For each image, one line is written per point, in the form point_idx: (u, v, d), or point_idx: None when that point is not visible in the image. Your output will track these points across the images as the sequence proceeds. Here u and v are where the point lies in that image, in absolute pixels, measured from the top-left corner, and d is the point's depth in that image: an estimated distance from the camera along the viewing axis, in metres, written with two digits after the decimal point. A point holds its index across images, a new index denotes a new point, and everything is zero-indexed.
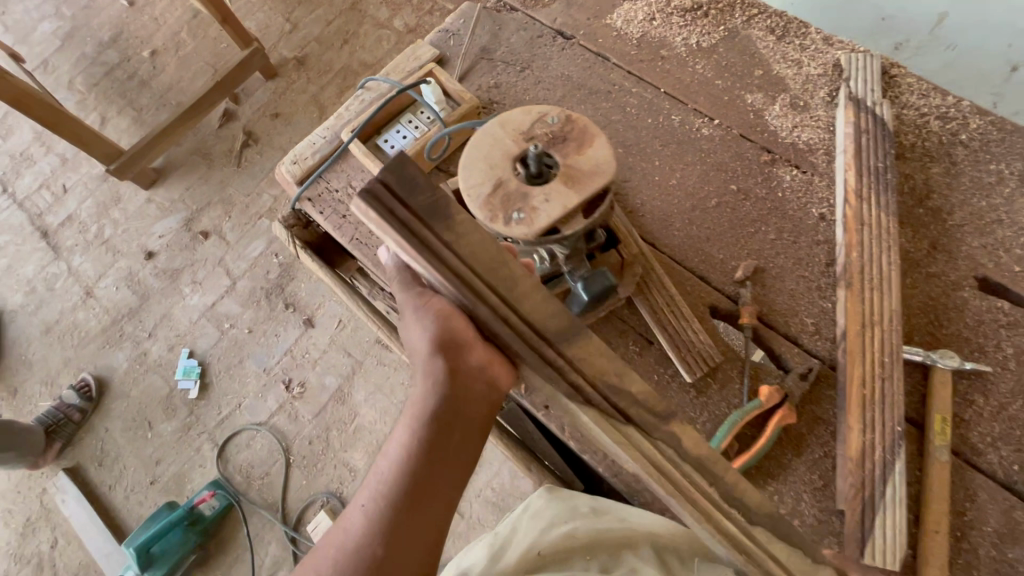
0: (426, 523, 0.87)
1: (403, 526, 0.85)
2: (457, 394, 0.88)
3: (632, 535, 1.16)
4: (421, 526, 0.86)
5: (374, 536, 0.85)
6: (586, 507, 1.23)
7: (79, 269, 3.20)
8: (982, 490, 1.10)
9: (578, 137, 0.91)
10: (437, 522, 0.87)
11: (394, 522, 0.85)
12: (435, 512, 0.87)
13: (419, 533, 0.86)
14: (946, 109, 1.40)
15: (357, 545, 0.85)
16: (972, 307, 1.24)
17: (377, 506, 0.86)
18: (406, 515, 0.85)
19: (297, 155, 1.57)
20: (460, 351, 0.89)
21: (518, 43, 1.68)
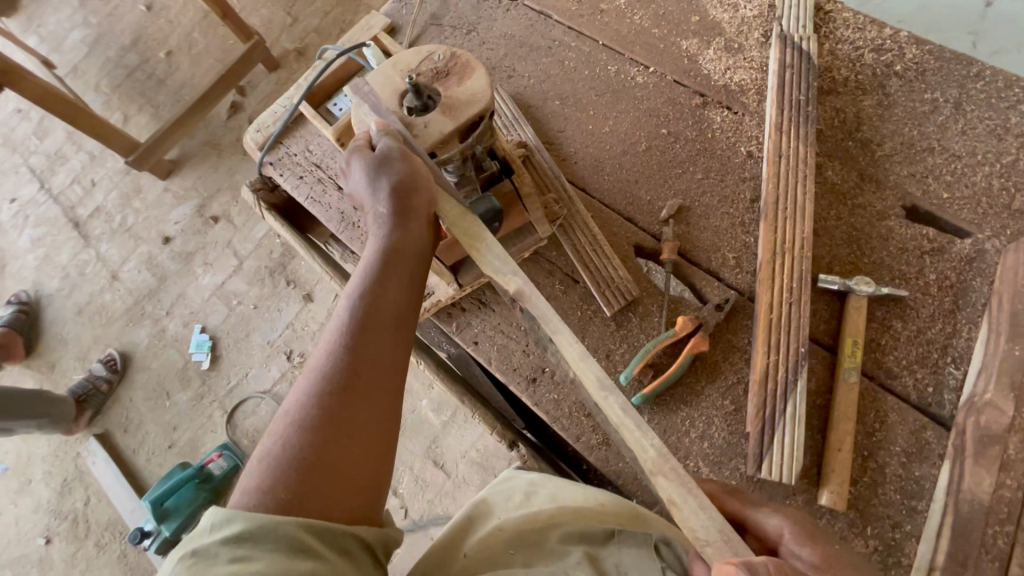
0: (388, 363, 0.89)
1: (364, 365, 0.87)
2: (410, 240, 0.96)
3: (562, 516, 1.02)
4: (382, 364, 0.89)
5: (336, 381, 0.85)
6: (520, 491, 1.09)
7: (105, 255, 3.41)
8: (893, 411, 1.10)
9: (460, 69, 0.98)
10: (396, 361, 0.91)
11: (354, 362, 0.86)
12: (396, 350, 0.91)
13: (381, 373, 0.88)
14: (881, 41, 1.38)
15: (317, 395, 0.84)
16: (897, 234, 1.23)
17: (336, 353, 0.87)
18: (359, 371, 0.86)
19: (260, 124, 1.68)
20: (410, 221, 0.96)
21: (466, 7, 1.73)
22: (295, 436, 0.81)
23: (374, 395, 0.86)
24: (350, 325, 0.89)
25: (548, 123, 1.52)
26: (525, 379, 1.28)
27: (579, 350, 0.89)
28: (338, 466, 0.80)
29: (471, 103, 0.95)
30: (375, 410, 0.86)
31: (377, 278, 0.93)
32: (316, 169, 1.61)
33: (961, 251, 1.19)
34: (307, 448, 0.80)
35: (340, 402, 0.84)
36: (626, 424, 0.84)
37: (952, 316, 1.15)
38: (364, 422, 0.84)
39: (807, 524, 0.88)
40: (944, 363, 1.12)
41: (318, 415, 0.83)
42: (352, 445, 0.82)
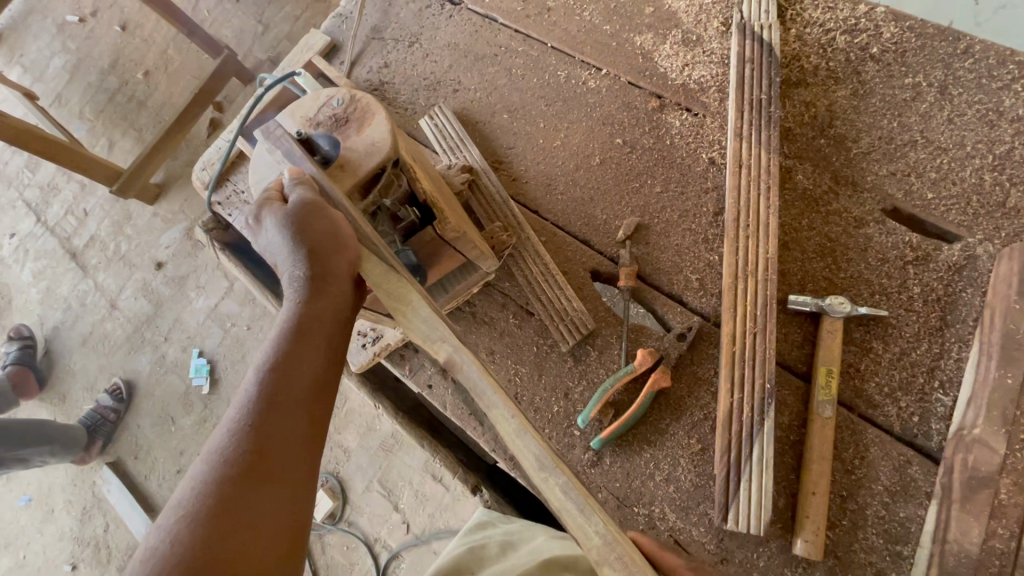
0: (306, 434, 0.73)
1: (275, 438, 0.71)
2: (332, 290, 0.84)
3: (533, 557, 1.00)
4: (300, 436, 0.73)
5: (239, 460, 0.68)
6: (497, 544, 1.08)
7: (101, 283, 2.93)
8: (874, 445, 1.01)
9: (360, 116, 0.95)
10: (318, 434, 0.75)
11: (262, 435, 0.70)
12: (319, 420, 0.76)
13: (296, 449, 0.72)
14: (855, 20, 1.23)
15: (214, 478, 0.66)
16: (876, 244, 1.11)
17: (239, 426, 0.71)
18: (272, 447, 0.70)
19: (205, 162, 1.63)
20: (329, 273, 0.85)
21: (408, 17, 1.62)
22: (182, 532, 0.61)
23: (289, 475, 0.69)
24: (258, 392, 0.74)
25: (497, 140, 1.42)
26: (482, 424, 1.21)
27: (517, 425, 0.76)
28: (236, 568, 0.61)
29: (369, 155, 0.92)
30: (293, 493, 0.69)
31: (293, 335, 0.79)
32: None
33: (949, 259, 1.06)
34: (196, 546, 0.60)
35: (243, 485, 0.66)
36: (570, 511, 0.70)
37: (939, 334, 1.03)
38: (276, 509, 0.67)
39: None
40: (930, 389, 1.01)
41: (214, 503, 0.64)
42: (258, 540, 0.63)
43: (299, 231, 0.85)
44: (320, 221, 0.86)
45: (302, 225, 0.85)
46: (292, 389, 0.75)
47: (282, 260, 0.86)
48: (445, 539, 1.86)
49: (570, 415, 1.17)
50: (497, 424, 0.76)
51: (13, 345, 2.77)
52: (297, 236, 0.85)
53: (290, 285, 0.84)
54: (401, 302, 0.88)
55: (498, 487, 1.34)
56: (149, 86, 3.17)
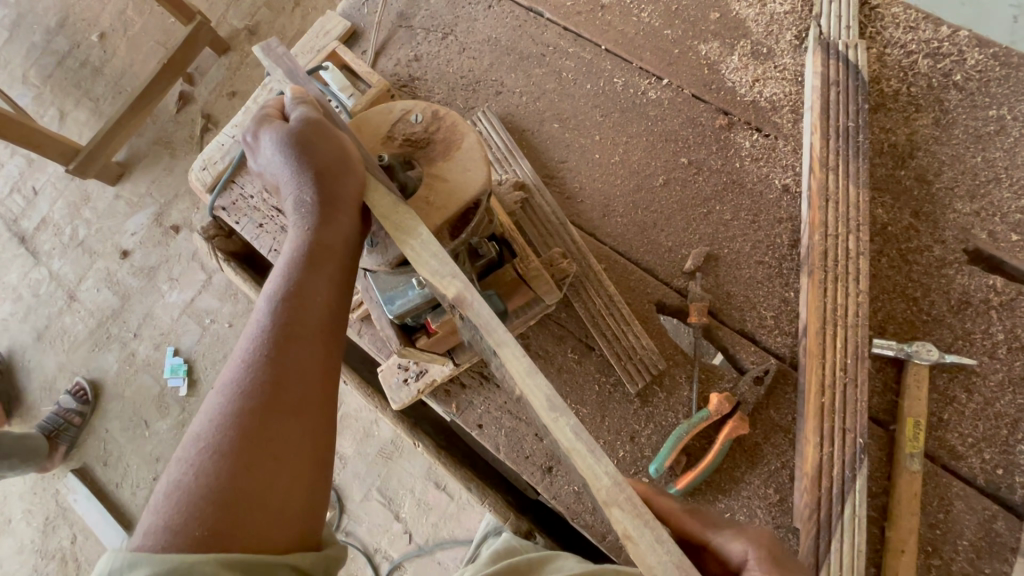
0: (323, 366, 0.69)
1: (291, 371, 0.65)
2: (342, 220, 0.73)
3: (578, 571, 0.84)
4: (315, 368, 0.68)
5: (257, 393, 0.64)
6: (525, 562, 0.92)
7: (57, 272, 2.64)
8: (959, 499, 0.98)
9: (445, 137, 0.79)
10: (332, 365, 0.70)
11: (276, 367, 0.65)
12: (334, 351, 0.71)
13: (314, 381, 0.67)
14: (937, 43, 1.17)
15: (233, 409, 0.63)
16: (959, 287, 1.07)
17: (252, 359, 0.66)
18: (284, 380, 0.65)
19: (205, 160, 1.44)
20: (333, 194, 0.72)
21: (440, 4, 1.45)
22: (208, 463, 0.60)
23: (309, 407, 0.66)
24: (270, 326, 0.67)
25: (548, 152, 1.30)
26: (539, 469, 1.12)
27: (528, 363, 0.65)
28: (263, 501, 0.59)
29: (464, 187, 0.75)
30: (311, 425, 0.65)
31: (302, 265, 0.71)
32: (278, 214, 1.37)
33: None
34: (222, 477, 0.59)
35: (261, 420, 0.62)
36: (579, 451, 0.60)
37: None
38: (297, 442, 0.63)
39: (775, 551, 0.68)
40: (1014, 440, 0.99)
41: (233, 434, 0.61)
42: (281, 472, 0.61)
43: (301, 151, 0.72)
44: (326, 142, 0.73)
45: (304, 145, 0.72)
46: (303, 317, 0.68)
47: (280, 180, 0.76)
48: (451, 549, 1.75)
49: (637, 460, 1.10)
50: (505, 362, 0.65)
51: None
52: (300, 158, 0.72)
53: (295, 210, 0.73)
54: (408, 232, 0.72)
55: (547, 528, 1.26)
56: (107, 51, 2.82)
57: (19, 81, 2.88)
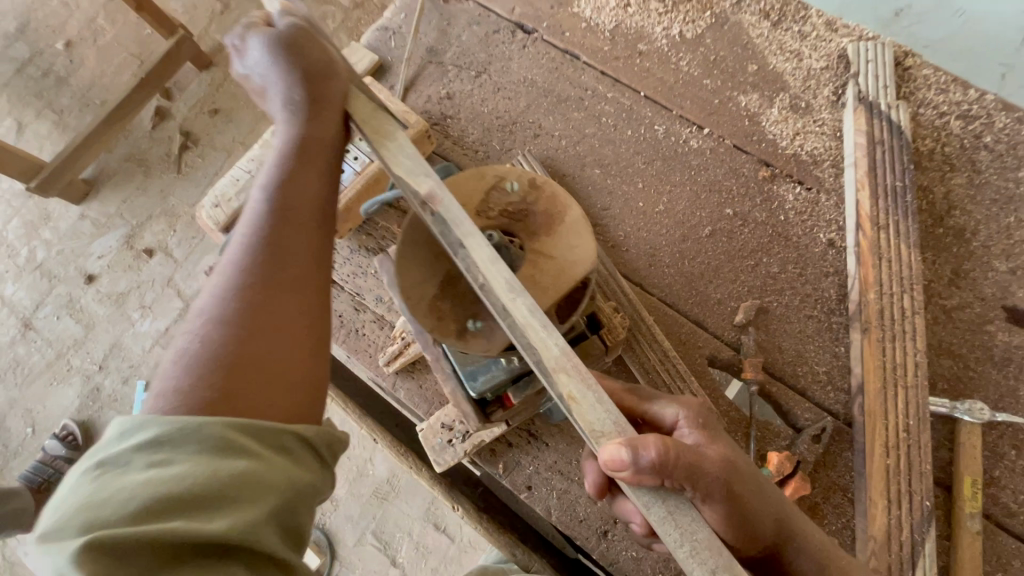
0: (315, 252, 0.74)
1: (286, 254, 0.70)
2: (328, 119, 0.78)
3: None
4: (310, 254, 0.73)
5: (254, 272, 0.68)
6: None
7: (12, 299, 2.70)
8: (1015, 557, 0.99)
9: (546, 209, 0.74)
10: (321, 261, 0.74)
11: (274, 249, 0.70)
12: (326, 243, 0.76)
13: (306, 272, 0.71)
14: (968, 105, 1.21)
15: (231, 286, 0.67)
16: (1001, 344, 1.10)
17: (252, 242, 0.70)
18: (280, 256, 0.70)
19: (218, 196, 1.33)
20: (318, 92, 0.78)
21: (471, 41, 1.42)
22: (213, 333, 0.64)
23: (304, 292, 0.70)
24: (265, 215, 0.72)
25: (589, 198, 1.27)
26: (595, 533, 1.07)
27: (490, 251, 0.65)
28: (265, 367, 0.63)
29: (577, 268, 0.70)
30: (306, 306, 0.70)
31: (294, 164, 0.76)
32: None
33: None
34: (229, 348, 0.63)
35: (263, 296, 0.67)
36: (533, 324, 0.60)
37: None
38: (295, 318, 0.68)
39: (698, 418, 0.76)
40: None
41: (237, 306, 0.66)
42: (280, 342, 0.65)
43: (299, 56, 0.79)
44: (312, 46, 0.79)
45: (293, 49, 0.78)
46: (296, 206, 0.73)
47: (267, 81, 0.81)
48: None
49: None
50: (467, 249, 0.65)
51: None
52: (289, 61, 0.78)
53: (284, 112, 0.79)
54: (383, 135, 0.74)
55: None
56: (73, 60, 2.80)
57: None
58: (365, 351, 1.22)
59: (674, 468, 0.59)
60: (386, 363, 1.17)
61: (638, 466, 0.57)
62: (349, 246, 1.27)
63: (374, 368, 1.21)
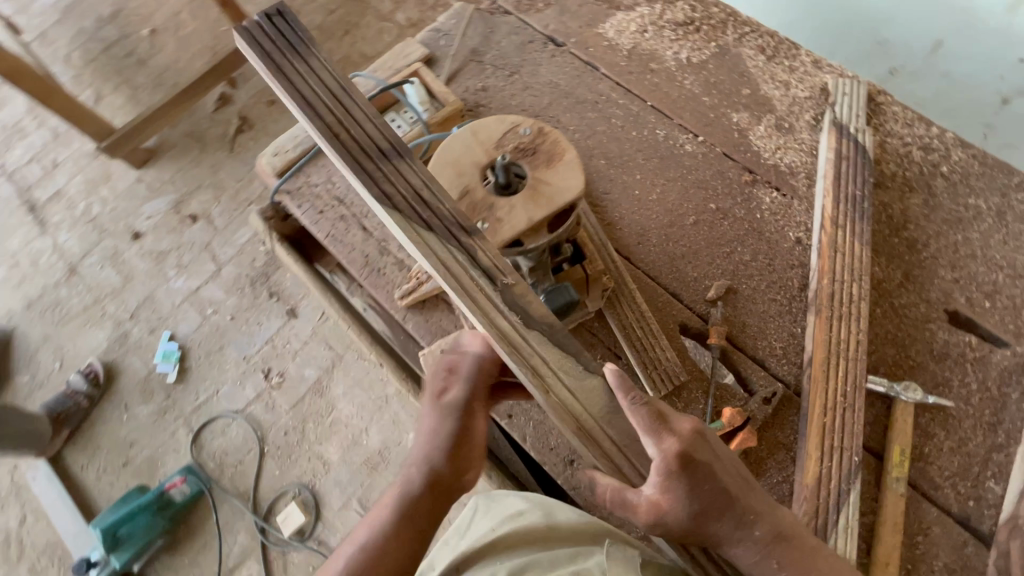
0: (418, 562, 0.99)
1: (401, 534, 0.98)
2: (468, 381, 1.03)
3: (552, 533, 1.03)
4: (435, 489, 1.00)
5: (428, 459, 1.01)
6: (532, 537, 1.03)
7: (64, 246, 2.93)
8: (936, 524, 1.11)
9: (548, 151, 0.92)
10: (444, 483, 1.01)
11: (393, 539, 0.97)
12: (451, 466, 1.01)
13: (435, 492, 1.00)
14: (929, 139, 1.40)
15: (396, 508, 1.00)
16: (941, 340, 1.24)
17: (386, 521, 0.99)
18: (397, 542, 0.97)
19: (278, 147, 1.56)
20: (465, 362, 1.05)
21: (508, 47, 1.66)
22: (370, 550, 0.97)
23: (428, 507, 1.00)
24: (382, 540, 0.98)
25: (594, 183, 1.46)
26: (562, 461, 1.21)
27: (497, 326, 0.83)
28: (400, 566, 0.96)
29: (563, 193, 0.87)
30: (433, 502, 1.00)
31: (402, 504, 1.00)
32: (339, 205, 1.50)
33: (1001, 363, 1.21)
34: (370, 569, 0.94)
35: (394, 541, 0.97)
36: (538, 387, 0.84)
37: (993, 428, 1.16)
38: (425, 511, 1.00)
39: (682, 451, 0.85)
40: (983, 477, 1.14)
41: (378, 550, 0.96)
42: (415, 530, 0.98)
43: (302, 102, 0.85)
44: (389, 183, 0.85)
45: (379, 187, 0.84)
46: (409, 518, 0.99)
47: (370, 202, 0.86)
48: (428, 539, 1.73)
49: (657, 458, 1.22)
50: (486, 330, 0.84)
51: None
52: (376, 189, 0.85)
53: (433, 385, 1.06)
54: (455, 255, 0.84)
55: None
56: (155, 46, 3.16)
57: (77, 75, 3.14)
58: (383, 288, 1.41)
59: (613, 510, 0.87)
60: (401, 297, 1.36)
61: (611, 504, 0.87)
62: None
63: (390, 303, 1.40)
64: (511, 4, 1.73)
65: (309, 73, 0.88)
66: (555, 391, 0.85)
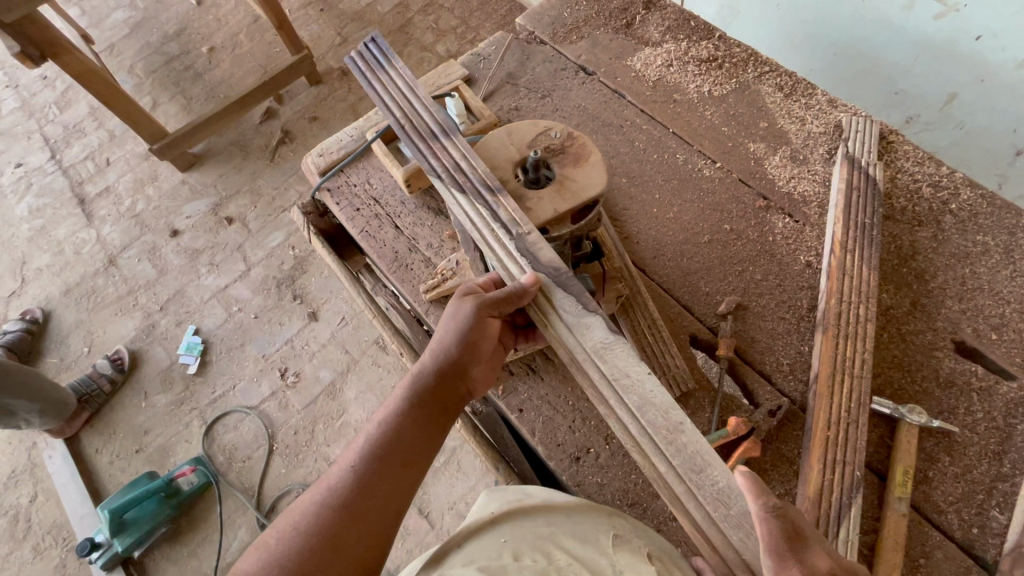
0: (429, 451, 0.99)
1: (410, 430, 0.98)
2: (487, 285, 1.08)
3: (556, 538, 0.92)
4: (444, 389, 1.03)
5: (446, 353, 1.04)
6: (538, 534, 0.93)
7: (106, 238, 3.10)
8: (940, 548, 1.10)
9: (575, 152, 1.05)
10: (453, 386, 1.04)
11: (401, 433, 0.98)
12: (461, 364, 1.04)
13: (443, 396, 1.03)
14: (939, 178, 1.47)
15: (409, 400, 1.01)
16: (946, 368, 1.26)
17: (395, 415, 1.00)
18: (406, 433, 0.98)
19: (323, 149, 1.68)
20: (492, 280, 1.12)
21: (542, 73, 1.80)
22: (375, 440, 0.97)
23: (436, 409, 1.02)
24: (389, 433, 0.98)
25: (614, 199, 1.55)
26: (568, 457, 1.24)
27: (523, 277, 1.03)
28: (402, 461, 0.96)
29: (589, 188, 1.01)
30: (441, 405, 1.02)
31: (411, 403, 1.01)
32: (375, 204, 1.60)
33: (1008, 395, 1.22)
34: (374, 460, 0.94)
35: (402, 434, 0.98)
36: (552, 336, 1.03)
37: (999, 457, 1.17)
38: (432, 413, 1.01)
39: None
40: (989, 505, 1.13)
41: (385, 439, 0.97)
42: (421, 430, 0.99)
43: (382, 103, 1.24)
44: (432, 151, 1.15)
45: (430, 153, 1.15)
46: (417, 413, 1.00)
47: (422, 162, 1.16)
48: None
49: None
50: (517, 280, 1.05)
51: (16, 325, 2.85)
52: (427, 157, 1.16)
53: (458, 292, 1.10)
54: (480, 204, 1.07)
55: None
56: (213, 62, 3.42)
57: (139, 84, 3.40)
58: (409, 282, 1.50)
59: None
60: (425, 290, 1.44)
61: None
62: (416, 203, 1.58)
63: (414, 296, 1.48)
64: (547, 34, 1.87)
65: (387, 78, 1.28)
66: (554, 326, 1.03)
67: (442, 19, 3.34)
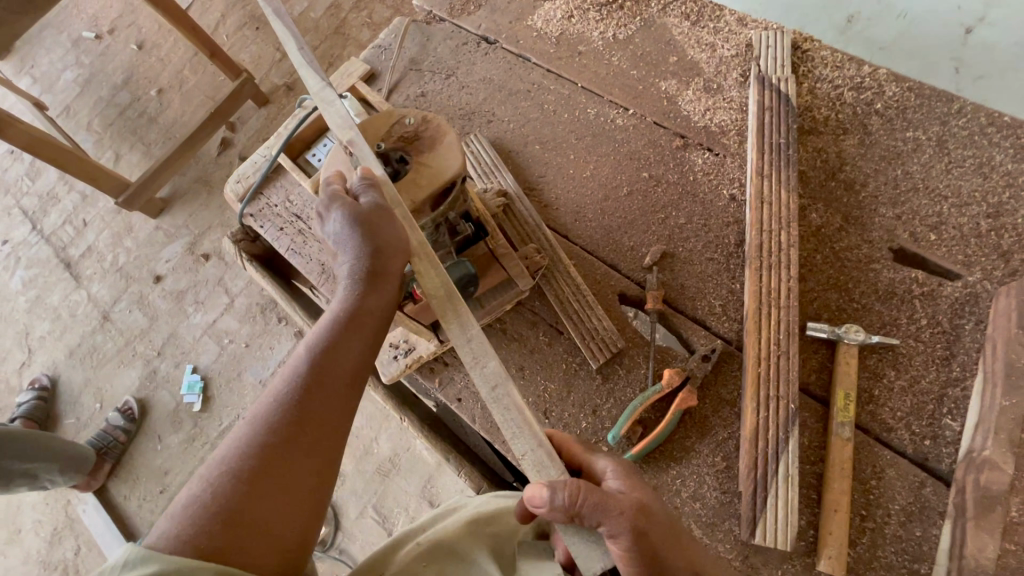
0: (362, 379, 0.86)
1: (340, 360, 0.84)
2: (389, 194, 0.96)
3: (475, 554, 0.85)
4: (374, 311, 0.89)
5: (365, 266, 0.89)
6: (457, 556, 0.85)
7: (96, 296, 3.18)
8: (890, 466, 1.08)
9: (432, 135, 1.04)
10: (382, 307, 0.90)
11: (330, 364, 0.83)
12: (388, 281, 0.90)
13: (373, 320, 0.89)
14: (861, 79, 1.36)
15: (335, 325, 0.86)
16: (885, 280, 1.20)
17: (321, 342, 0.85)
18: (334, 364, 0.84)
19: (239, 175, 1.67)
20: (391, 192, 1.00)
21: (444, 52, 1.73)
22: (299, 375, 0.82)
23: (368, 336, 0.88)
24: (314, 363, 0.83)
25: (529, 169, 1.51)
26: None
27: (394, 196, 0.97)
28: (332, 397, 0.82)
29: (446, 168, 1.00)
30: (372, 330, 0.88)
31: (337, 328, 0.86)
32: (297, 220, 1.59)
33: (953, 295, 1.16)
34: (299, 397, 0.80)
35: (331, 365, 0.83)
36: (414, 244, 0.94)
37: (947, 363, 1.12)
38: (364, 341, 0.87)
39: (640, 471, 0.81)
40: (940, 414, 1.09)
41: (309, 372, 0.82)
42: (352, 361, 0.85)
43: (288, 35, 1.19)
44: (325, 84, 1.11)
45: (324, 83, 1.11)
46: (345, 340, 0.85)
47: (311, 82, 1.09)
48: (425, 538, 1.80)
49: (598, 431, 1.23)
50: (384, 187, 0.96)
51: (29, 394, 2.96)
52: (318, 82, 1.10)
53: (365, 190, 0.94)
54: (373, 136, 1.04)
55: None
56: (162, 103, 3.42)
57: (95, 141, 3.44)
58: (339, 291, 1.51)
59: (582, 505, 0.71)
60: None
61: (551, 502, 0.72)
62: None
63: None
64: (445, 11, 1.78)
65: None
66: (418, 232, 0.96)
67: (375, 12, 3.24)
